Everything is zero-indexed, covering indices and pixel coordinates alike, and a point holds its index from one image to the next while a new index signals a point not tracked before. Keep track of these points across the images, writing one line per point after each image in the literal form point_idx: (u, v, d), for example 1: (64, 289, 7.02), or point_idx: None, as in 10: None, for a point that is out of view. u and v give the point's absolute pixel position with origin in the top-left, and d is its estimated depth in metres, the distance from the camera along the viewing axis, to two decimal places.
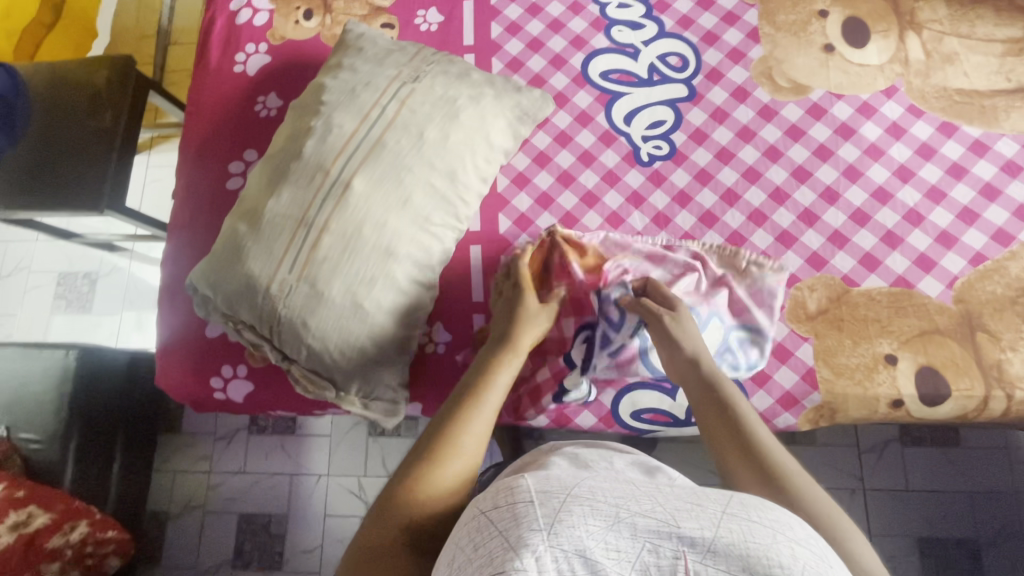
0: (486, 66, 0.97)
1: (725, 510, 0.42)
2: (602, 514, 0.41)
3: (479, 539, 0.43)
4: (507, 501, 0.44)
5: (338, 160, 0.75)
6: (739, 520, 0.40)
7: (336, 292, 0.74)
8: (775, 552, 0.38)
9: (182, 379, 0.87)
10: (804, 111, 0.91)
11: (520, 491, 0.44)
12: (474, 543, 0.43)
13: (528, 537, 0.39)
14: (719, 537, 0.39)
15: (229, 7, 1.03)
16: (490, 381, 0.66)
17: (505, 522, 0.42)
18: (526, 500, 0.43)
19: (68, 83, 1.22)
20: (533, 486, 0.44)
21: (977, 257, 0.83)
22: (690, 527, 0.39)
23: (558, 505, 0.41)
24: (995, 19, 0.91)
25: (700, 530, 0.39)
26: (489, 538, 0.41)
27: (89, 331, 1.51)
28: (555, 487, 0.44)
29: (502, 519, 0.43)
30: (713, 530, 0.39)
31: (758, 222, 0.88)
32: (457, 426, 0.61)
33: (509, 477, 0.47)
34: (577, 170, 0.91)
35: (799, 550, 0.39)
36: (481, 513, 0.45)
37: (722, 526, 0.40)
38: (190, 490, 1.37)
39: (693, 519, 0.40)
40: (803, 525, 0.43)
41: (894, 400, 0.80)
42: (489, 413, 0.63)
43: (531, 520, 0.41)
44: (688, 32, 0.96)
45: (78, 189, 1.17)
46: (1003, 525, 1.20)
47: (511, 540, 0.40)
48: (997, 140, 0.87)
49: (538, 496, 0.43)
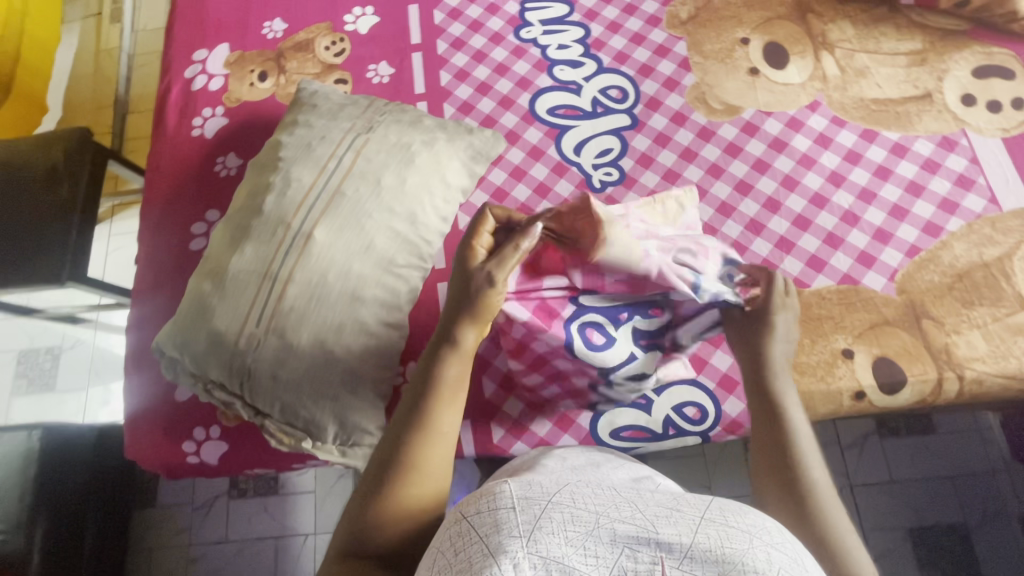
0: (438, 111, 1.02)
1: (703, 516, 0.43)
2: (581, 521, 0.42)
3: (459, 543, 0.42)
4: (487, 506, 0.44)
5: (299, 212, 0.77)
6: (716, 526, 0.42)
7: (306, 341, 0.74)
8: (750, 557, 0.40)
9: (153, 447, 0.85)
10: (738, 129, 0.98)
11: (502, 497, 0.44)
12: (453, 549, 0.42)
13: (507, 544, 0.40)
14: (696, 543, 0.40)
15: (183, 75, 1.06)
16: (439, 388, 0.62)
17: (486, 526, 0.42)
18: (508, 506, 0.43)
19: (25, 160, 1.22)
20: (515, 491, 0.44)
21: (912, 250, 0.89)
22: (668, 533, 0.41)
23: (538, 512, 0.42)
24: (898, 34, 1.00)
25: (679, 536, 0.41)
26: (469, 542, 0.41)
27: (54, 409, 1.46)
28: (536, 493, 0.44)
29: (482, 525, 0.42)
30: (691, 536, 0.41)
31: (710, 235, 0.92)
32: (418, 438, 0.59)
33: (491, 481, 0.47)
34: (534, 202, 0.95)
35: (773, 554, 0.41)
36: (461, 517, 0.45)
37: (700, 532, 0.41)
38: (169, 566, 1.31)
39: (672, 525, 0.41)
40: (779, 528, 0.45)
41: (856, 392, 0.83)
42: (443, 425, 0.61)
43: (511, 526, 0.41)
44: (625, 66, 1.03)
45: (36, 265, 1.15)
46: (986, 506, 1.23)
47: (490, 546, 0.40)
48: (915, 141, 0.94)
49: (519, 501, 0.43)
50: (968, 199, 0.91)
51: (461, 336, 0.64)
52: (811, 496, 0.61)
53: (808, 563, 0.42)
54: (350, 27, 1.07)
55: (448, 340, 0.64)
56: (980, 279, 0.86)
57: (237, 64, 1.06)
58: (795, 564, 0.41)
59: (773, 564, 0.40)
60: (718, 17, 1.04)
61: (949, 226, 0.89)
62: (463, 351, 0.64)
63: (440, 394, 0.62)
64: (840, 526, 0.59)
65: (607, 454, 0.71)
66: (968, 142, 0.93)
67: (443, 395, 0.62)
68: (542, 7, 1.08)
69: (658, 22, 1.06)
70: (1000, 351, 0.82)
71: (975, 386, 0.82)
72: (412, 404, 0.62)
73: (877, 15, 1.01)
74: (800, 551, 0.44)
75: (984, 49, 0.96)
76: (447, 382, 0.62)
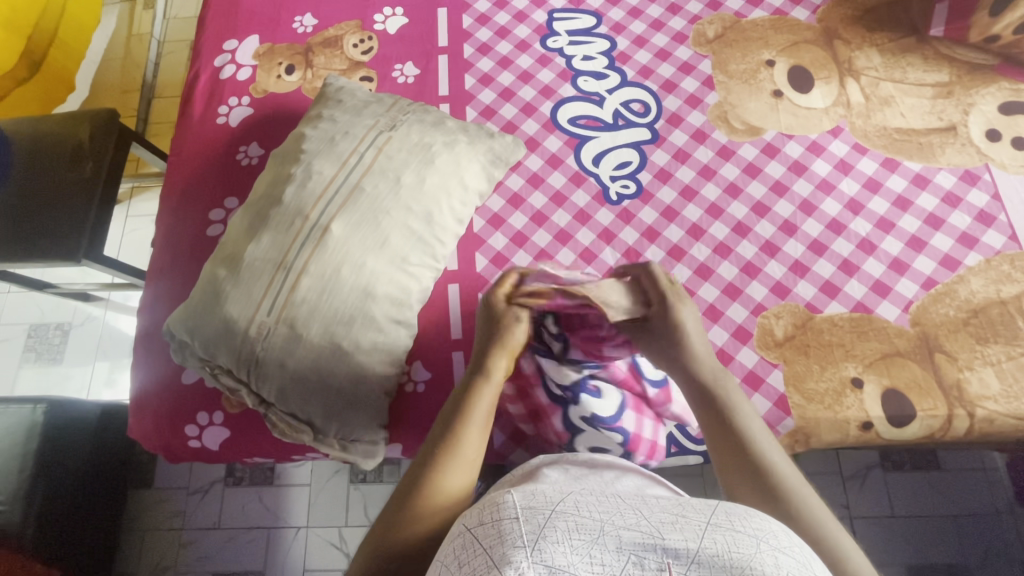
0: (461, 115, 1.02)
1: (709, 521, 0.43)
2: (585, 529, 0.41)
3: (464, 554, 0.42)
4: (492, 517, 0.44)
5: (318, 205, 0.78)
6: (722, 531, 0.42)
7: (315, 333, 0.74)
8: (758, 561, 0.39)
9: (157, 428, 0.85)
10: (759, 150, 0.97)
11: (506, 508, 0.44)
12: (459, 560, 0.42)
13: (511, 554, 0.39)
14: (702, 548, 0.39)
15: (213, 64, 1.08)
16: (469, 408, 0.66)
17: (490, 538, 0.42)
18: (512, 516, 0.43)
19: (53, 136, 1.25)
20: (518, 501, 0.44)
21: (928, 282, 0.88)
22: (674, 539, 0.40)
23: (542, 521, 0.42)
24: (925, 65, 0.99)
25: (685, 541, 0.40)
26: (473, 554, 0.41)
27: (59, 384, 1.47)
28: (540, 503, 0.44)
29: (487, 536, 0.42)
30: (697, 542, 0.40)
31: (724, 254, 0.92)
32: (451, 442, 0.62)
33: (496, 494, 0.47)
34: (550, 210, 0.95)
35: (782, 558, 0.40)
36: (467, 529, 0.45)
37: (706, 537, 0.41)
38: (160, 550, 1.31)
39: (677, 531, 0.41)
40: (787, 531, 0.44)
41: (864, 423, 0.82)
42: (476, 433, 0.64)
43: (515, 536, 0.41)
44: (649, 81, 1.04)
45: (55, 240, 1.17)
46: (988, 549, 1.21)
47: (495, 557, 0.40)
48: (936, 173, 0.94)
49: (523, 511, 0.43)
50: (988, 234, 0.90)
51: (490, 368, 0.69)
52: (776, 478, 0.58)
53: (818, 568, 0.41)
54: (379, 26, 1.09)
55: (480, 370, 0.69)
56: (996, 316, 0.85)
57: (266, 56, 1.07)
58: (805, 569, 0.40)
59: (781, 567, 0.39)
60: (745, 38, 1.05)
61: (967, 261, 0.89)
62: (492, 384, 0.68)
63: (469, 420, 0.65)
64: (812, 503, 0.56)
65: (615, 464, 0.70)
66: (991, 177, 0.93)
67: (469, 423, 0.64)
68: (570, 17, 1.08)
69: (685, 39, 1.06)
70: (1013, 391, 0.81)
71: (986, 424, 0.81)
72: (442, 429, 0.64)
73: (905, 45, 1.01)
74: (813, 555, 0.43)
75: (1012, 86, 0.96)
76: (476, 410, 0.65)
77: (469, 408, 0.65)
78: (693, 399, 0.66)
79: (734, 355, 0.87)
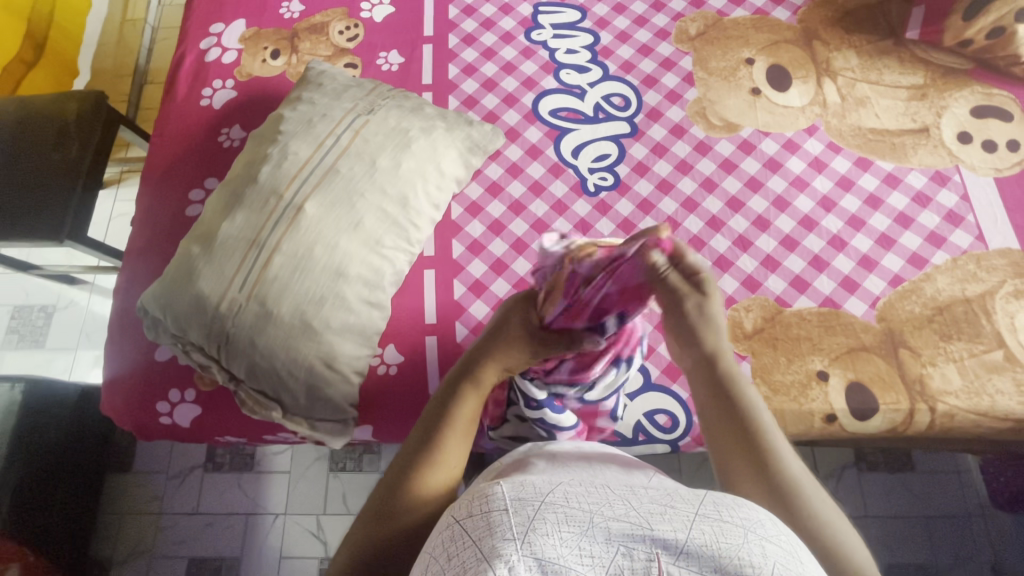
0: (443, 103, 1.03)
1: (697, 512, 0.43)
2: (575, 520, 0.42)
3: (454, 547, 0.43)
4: (481, 509, 0.44)
5: (292, 185, 0.78)
6: (710, 522, 0.42)
7: (286, 311, 0.75)
8: (746, 552, 0.40)
9: (129, 406, 0.86)
10: (736, 147, 0.99)
11: (495, 500, 0.45)
12: (448, 553, 0.43)
13: (501, 548, 0.40)
14: (691, 538, 0.40)
15: (198, 46, 1.08)
16: (455, 415, 0.65)
17: (480, 530, 0.42)
18: (501, 508, 0.43)
19: (40, 116, 1.25)
20: (507, 492, 0.45)
21: (895, 279, 0.90)
22: (662, 529, 0.41)
23: (531, 513, 0.42)
24: (900, 67, 1.01)
25: (673, 532, 0.41)
26: (462, 546, 0.42)
27: (41, 367, 1.47)
28: (529, 494, 0.45)
29: (476, 528, 0.43)
30: (685, 532, 0.41)
31: (697, 248, 0.93)
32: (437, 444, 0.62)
33: (484, 485, 0.48)
34: (527, 200, 0.96)
35: (769, 548, 0.41)
36: (456, 521, 0.46)
37: (694, 528, 0.41)
38: (137, 534, 1.31)
39: (666, 522, 0.42)
40: (775, 521, 0.45)
41: (828, 415, 0.83)
42: (460, 441, 0.64)
43: (504, 529, 0.41)
44: (630, 76, 1.05)
45: (37, 219, 1.17)
46: (958, 549, 1.23)
47: (484, 550, 0.40)
48: (908, 174, 0.95)
49: (512, 503, 0.44)
50: (955, 234, 0.91)
51: (479, 373, 0.68)
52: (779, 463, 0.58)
53: (806, 557, 0.42)
54: (365, 14, 1.10)
55: (469, 376, 0.68)
56: (960, 314, 0.86)
57: (251, 40, 1.08)
58: (791, 558, 0.41)
59: (769, 558, 0.40)
60: (725, 36, 1.06)
61: (934, 259, 0.90)
62: (476, 393, 0.67)
63: (452, 428, 0.64)
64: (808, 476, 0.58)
65: (589, 449, 0.72)
66: (960, 179, 0.94)
67: (453, 428, 0.64)
68: (554, 11, 1.10)
69: (667, 35, 1.07)
70: (974, 387, 0.83)
71: (946, 420, 0.82)
72: (431, 425, 0.64)
73: (882, 47, 1.03)
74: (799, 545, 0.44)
75: (983, 90, 0.98)
76: (462, 414, 0.65)
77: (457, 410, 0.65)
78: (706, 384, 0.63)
79: None
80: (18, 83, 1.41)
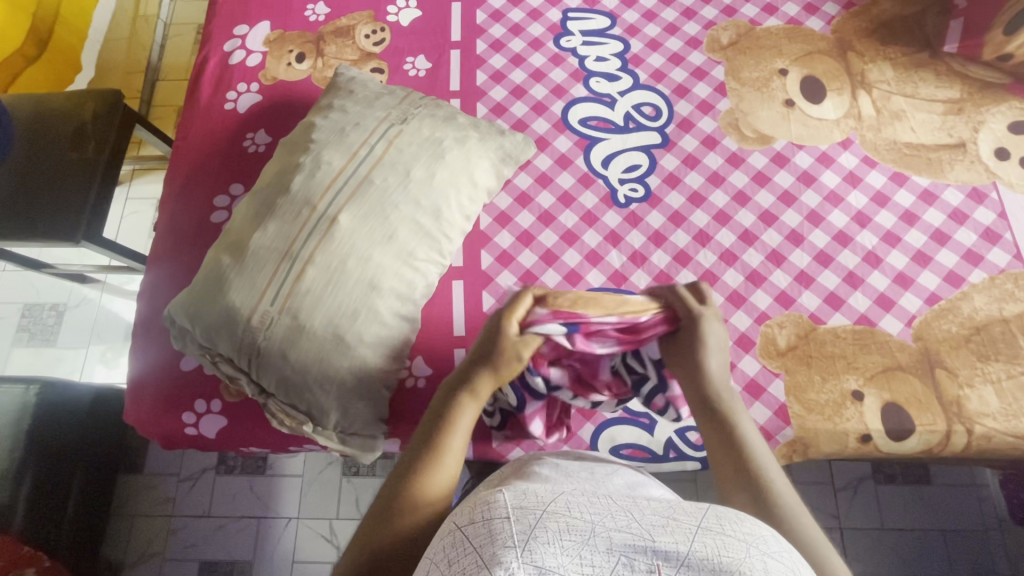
0: (471, 110, 1.02)
1: (699, 525, 0.41)
2: (577, 530, 0.39)
3: (454, 553, 0.40)
4: (483, 517, 0.42)
5: (325, 196, 0.77)
6: (713, 536, 0.40)
7: (318, 325, 0.74)
8: (748, 566, 0.37)
9: (153, 414, 0.84)
10: (769, 159, 0.97)
11: (497, 507, 0.42)
12: (448, 560, 0.40)
13: (501, 554, 0.37)
14: (693, 550, 0.38)
15: (222, 48, 1.07)
16: (455, 419, 0.64)
17: (480, 537, 0.40)
18: (502, 516, 0.41)
19: (56, 116, 1.23)
20: (509, 500, 0.42)
21: (932, 297, 0.88)
22: (664, 541, 0.38)
23: (534, 521, 0.39)
24: (937, 81, 0.99)
25: (675, 544, 0.38)
26: (463, 553, 0.39)
27: (51, 366, 1.45)
28: (531, 503, 0.42)
29: (477, 536, 0.40)
30: (687, 544, 0.38)
31: (729, 262, 0.92)
32: (439, 445, 0.61)
33: (486, 492, 0.45)
34: (557, 211, 0.95)
35: (770, 564, 0.38)
36: (457, 528, 0.43)
37: (697, 540, 0.39)
38: (149, 536, 1.30)
39: (668, 533, 0.39)
40: (778, 537, 0.43)
41: (863, 435, 0.82)
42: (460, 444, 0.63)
43: (505, 536, 0.39)
44: (661, 85, 1.03)
45: (55, 219, 1.16)
46: (975, 564, 1.22)
47: (484, 558, 0.38)
48: (944, 190, 0.94)
49: (514, 511, 0.41)
50: (992, 252, 0.90)
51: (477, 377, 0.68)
52: (771, 489, 0.57)
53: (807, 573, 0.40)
54: (392, 18, 1.08)
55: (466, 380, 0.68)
56: (998, 334, 0.85)
57: (276, 43, 1.06)
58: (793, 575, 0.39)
59: None
60: (758, 46, 1.04)
61: (971, 278, 0.89)
62: (478, 390, 0.68)
63: (457, 431, 0.63)
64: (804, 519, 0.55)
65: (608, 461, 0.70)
66: (998, 196, 0.93)
67: (452, 430, 0.63)
68: (584, 17, 1.08)
69: (699, 44, 1.06)
70: (1012, 409, 0.81)
71: (983, 442, 0.81)
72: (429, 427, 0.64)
73: (918, 60, 1.01)
74: (804, 563, 0.41)
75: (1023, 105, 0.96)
76: (462, 417, 0.64)
77: (456, 414, 0.64)
78: (698, 409, 0.67)
79: (736, 363, 0.87)
80: (13, 77, 1.36)
